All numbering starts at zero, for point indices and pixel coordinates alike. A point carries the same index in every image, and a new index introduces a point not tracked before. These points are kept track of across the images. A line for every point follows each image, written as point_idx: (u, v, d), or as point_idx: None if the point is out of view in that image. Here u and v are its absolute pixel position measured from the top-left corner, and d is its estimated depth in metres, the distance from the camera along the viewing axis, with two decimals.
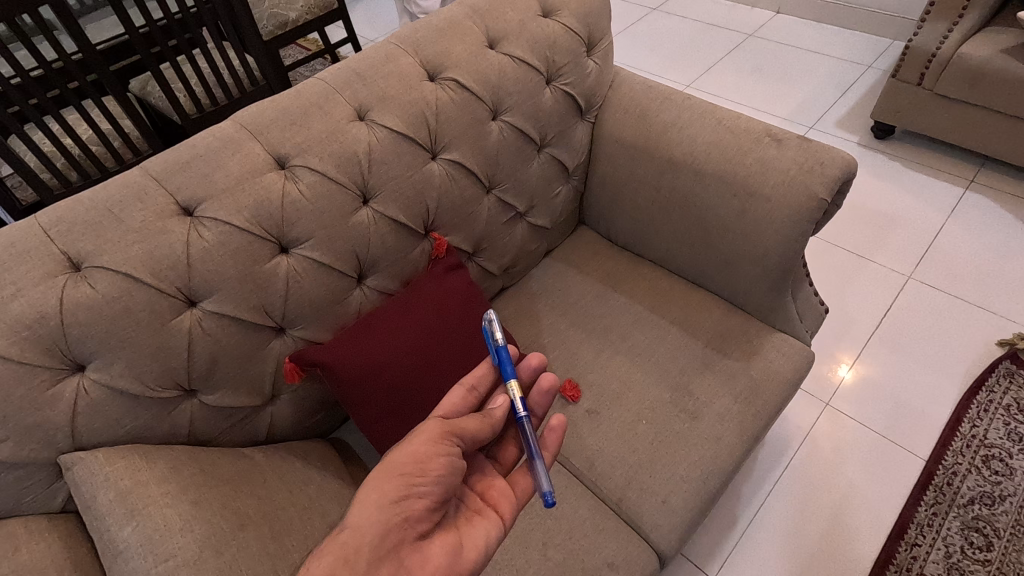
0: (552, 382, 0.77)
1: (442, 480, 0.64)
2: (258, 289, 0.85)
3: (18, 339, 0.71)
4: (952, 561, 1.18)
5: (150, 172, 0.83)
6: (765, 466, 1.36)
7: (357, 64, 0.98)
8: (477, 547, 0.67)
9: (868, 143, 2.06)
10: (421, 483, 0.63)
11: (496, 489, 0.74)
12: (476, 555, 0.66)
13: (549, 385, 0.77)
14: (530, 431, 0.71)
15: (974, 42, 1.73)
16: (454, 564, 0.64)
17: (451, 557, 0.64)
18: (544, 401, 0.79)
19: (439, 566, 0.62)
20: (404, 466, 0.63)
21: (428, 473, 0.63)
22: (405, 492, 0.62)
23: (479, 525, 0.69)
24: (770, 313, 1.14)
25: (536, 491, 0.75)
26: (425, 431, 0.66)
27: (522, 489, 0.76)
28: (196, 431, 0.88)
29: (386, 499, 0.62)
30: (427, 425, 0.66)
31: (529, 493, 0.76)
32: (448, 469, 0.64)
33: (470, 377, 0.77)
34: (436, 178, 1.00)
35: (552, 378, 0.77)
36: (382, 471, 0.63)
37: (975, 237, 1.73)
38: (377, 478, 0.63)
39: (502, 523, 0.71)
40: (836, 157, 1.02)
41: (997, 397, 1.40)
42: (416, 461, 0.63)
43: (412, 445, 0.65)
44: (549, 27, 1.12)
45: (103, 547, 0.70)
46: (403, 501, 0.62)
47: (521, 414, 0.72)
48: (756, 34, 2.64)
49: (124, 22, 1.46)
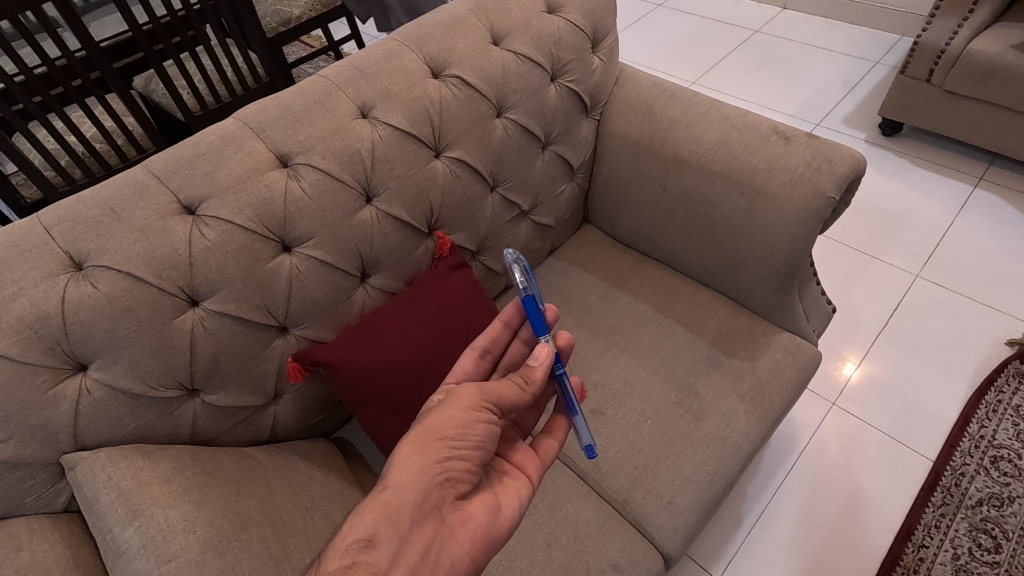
0: (569, 341, 0.79)
1: (480, 442, 0.66)
2: (261, 288, 0.85)
3: (19, 339, 0.71)
4: (960, 563, 1.17)
5: (152, 171, 0.82)
6: (771, 465, 1.35)
7: (360, 61, 0.97)
8: (512, 506, 0.70)
9: (875, 140, 2.05)
10: (461, 446, 0.65)
11: (524, 453, 0.77)
12: (512, 513, 0.69)
13: (566, 343, 0.79)
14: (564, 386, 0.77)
15: (984, 38, 1.71)
16: (493, 523, 0.67)
17: (489, 516, 0.67)
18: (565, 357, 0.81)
19: (478, 525, 0.65)
20: (443, 429, 0.64)
21: (468, 438, 0.65)
22: (445, 454, 0.64)
23: (512, 485, 0.72)
24: (777, 313, 1.12)
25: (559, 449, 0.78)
26: (463, 396, 0.66)
27: (547, 452, 0.79)
28: (198, 431, 0.87)
29: (426, 461, 0.63)
30: (465, 389, 0.67)
31: (553, 456, 0.79)
32: (487, 433, 0.66)
33: (482, 343, 0.81)
34: (440, 176, 1.00)
35: (569, 338, 0.79)
36: (421, 434, 0.64)
37: (984, 235, 1.72)
38: (415, 440, 0.64)
39: (531, 484, 0.74)
40: (845, 154, 1.00)
41: (1006, 397, 1.38)
42: (456, 425, 0.65)
43: (450, 409, 0.66)
44: (554, 23, 1.11)
45: (105, 547, 0.70)
46: (443, 463, 0.64)
47: (560, 370, 0.76)
48: (762, 30, 2.62)
49: (128, 19, 1.46)
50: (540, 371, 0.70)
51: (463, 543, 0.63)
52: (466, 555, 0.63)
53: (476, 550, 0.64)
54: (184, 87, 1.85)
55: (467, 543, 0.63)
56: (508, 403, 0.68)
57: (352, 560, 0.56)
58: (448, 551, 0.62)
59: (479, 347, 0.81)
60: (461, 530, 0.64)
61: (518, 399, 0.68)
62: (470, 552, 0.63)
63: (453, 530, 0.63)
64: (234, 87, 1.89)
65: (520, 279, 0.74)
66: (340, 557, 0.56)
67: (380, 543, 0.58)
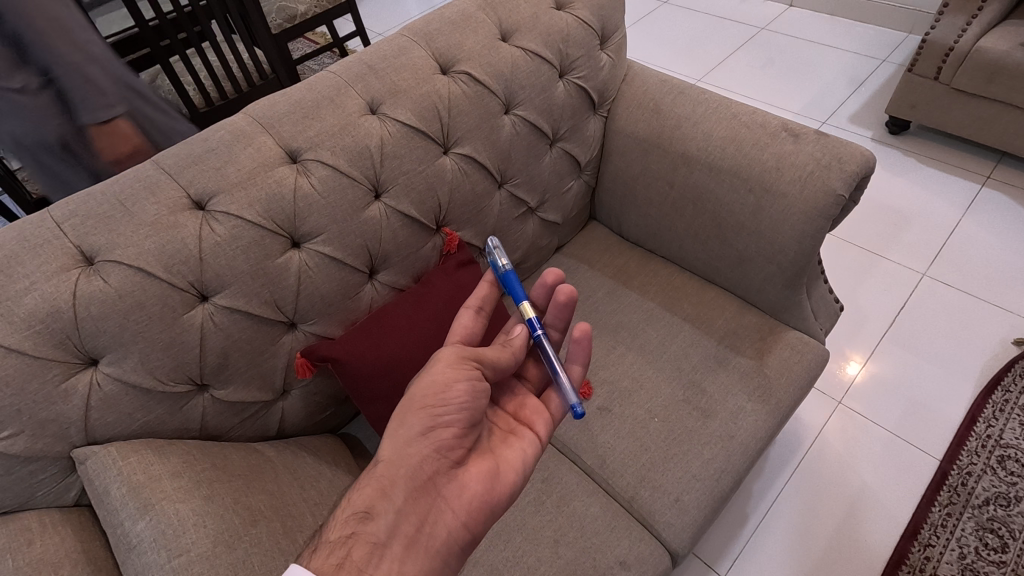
0: (571, 294, 0.77)
1: (465, 407, 0.67)
2: (270, 284, 0.85)
3: (31, 332, 0.71)
4: (966, 562, 1.17)
5: (161, 166, 0.83)
6: (774, 464, 1.36)
7: (369, 58, 0.97)
8: (514, 467, 0.72)
9: (882, 138, 2.04)
10: (446, 413, 0.67)
11: (528, 409, 0.79)
12: (514, 476, 0.72)
13: (567, 298, 0.78)
14: (547, 347, 0.76)
15: (993, 36, 1.70)
16: (492, 491, 0.69)
17: (489, 483, 0.69)
18: (563, 316, 0.80)
19: (475, 493, 0.68)
20: (424, 397, 0.66)
21: (451, 403, 0.67)
22: (431, 424, 0.66)
23: (514, 446, 0.75)
24: (784, 311, 1.12)
25: (567, 408, 0.79)
26: (443, 358, 0.68)
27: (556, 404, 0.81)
28: (207, 426, 0.87)
29: (413, 432, 0.66)
30: (446, 352, 0.69)
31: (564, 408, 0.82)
32: (470, 394, 0.67)
33: (474, 300, 0.79)
34: (447, 173, 0.99)
35: (570, 290, 0.77)
36: (406, 406, 0.67)
37: (992, 234, 1.71)
38: (402, 413, 0.67)
39: (537, 441, 0.76)
40: (856, 153, 1.00)
41: (1013, 397, 1.38)
42: (439, 393, 0.66)
43: (430, 375, 0.68)
44: (563, 20, 1.11)
45: (117, 541, 0.71)
46: (431, 432, 0.66)
47: (537, 331, 0.76)
48: (768, 27, 2.60)
49: (135, 15, 1.45)
50: (519, 339, 0.76)
51: (460, 512, 0.66)
52: (463, 524, 0.66)
53: (476, 517, 0.67)
54: (190, 84, 1.85)
55: (463, 512, 0.66)
56: (490, 359, 0.71)
57: (351, 530, 0.60)
58: (444, 520, 0.65)
59: (471, 305, 0.78)
60: (457, 499, 0.66)
61: (495, 357, 0.71)
62: (468, 520, 0.66)
63: (449, 501, 0.66)
64: (240, 84, 1.88)
65: (501, 258, 0.81)
66: (340, 527, 0.61)
67: (377, 514, 0.62)
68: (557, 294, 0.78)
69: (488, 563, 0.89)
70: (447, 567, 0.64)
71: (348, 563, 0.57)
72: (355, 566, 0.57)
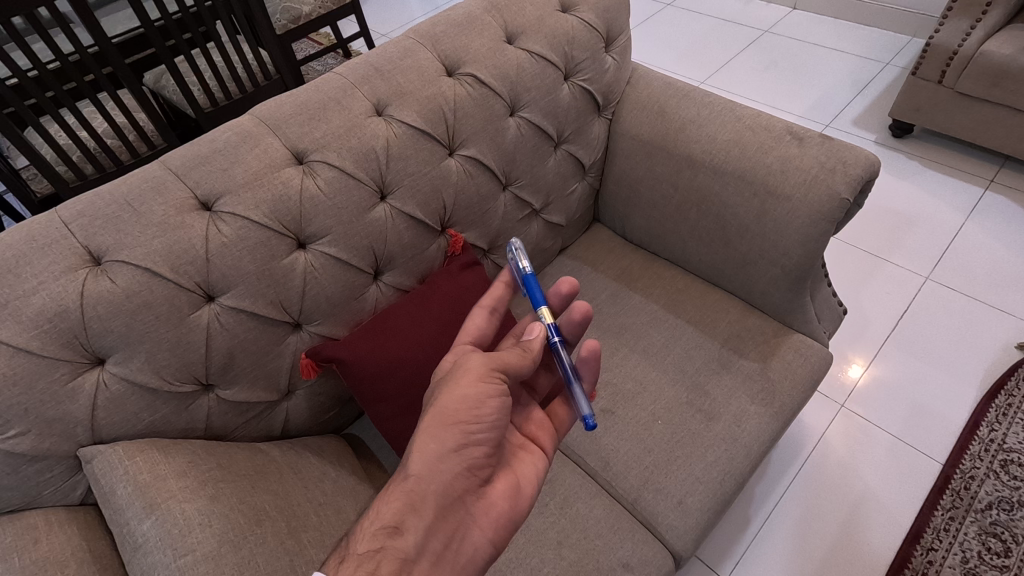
0: (586, 312, 0.78)
1: (494, 424, 0.68)
2: (276, 284, 0.85)
3: (39, 332, 0.71)
4: (969, 566, 1.16)
5: (168, 166, 0.83)
6: (777, 466, 1.36)
7: (375, 60, 0.98)
8: (531, 481, 0.74)
9: (886, 141, 2.04)
10: (477, 429, 0.66)
11: (539, 421, 0.81)
12: (530, 489, 0.74)
13: (582, 316, 0.79)
14: (564, 357, 0.76)
15: (997, 40, 1.70)
16: (514, 507, 0.71)
17: (510, 499, 0.71)
18: (577, 331, 0.80)
19: (501, 511, 0.69)
20: (457, 412, 0.65)
21: (483, 420, 0.66)
22: (461, 439, 0.66)
23: (529, 459, 0.76)
24: (788, 314, 1.12)
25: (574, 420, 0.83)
26: (472, 370, 0.67)
27: (562, 416, 0.84)
28: (212, 425, 0.88)
29: (443, 448, 0.65)
30: (472, 362, 0.68)
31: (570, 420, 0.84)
32: (500, 410, 0.68)
33: (490, 300, 0.79)
34: (453, 174, 1.00)
35: (586, 308, 0.78)
36: (437, 421, 0.65)
37: (995, 238, 1.71)
38: (431, 428, 0.65)
39: (547, 452, 0.79)
40: (860, 157, 1.00)
41: (1017, 400, 1.37)
42: (469, 407, 0.66)
43: (461, 388, 0.66)
44: (568, 23, 1.11)
45: (123, 540, 0.71)
46: (461, 448, 0.66)
47: (555, 340, 0.75)
48: (772, 29, 2.61)
49: (139, 14, 1.44)
50: (536, 343, 0.73)
51: (485, 529, 0.68)
52: (488, 541, 0.68)
53: (499, 533, 0.69)
54: (194, 83, 1.86)
55: (488, 529, 0.68)
56: (515, 369, 0.70)
57: (380, 544, 0.60)
58: (470, 537, 0.66)
59: (487, 305, 0.79)
60: (483, 517, 0.68)
61: (521, 365, 0.70)
62: (492, 536, 0.68)
63: (476, 518, 0.67)
64: (244, 84, 1.88)
65: (525, 261, 0.80)
66: (369, 540, 0.60)
67: (406, 529, 0.61)
68: (572, 311, 0.79)
69: (491, 564, 0.89)
70: None
71: None
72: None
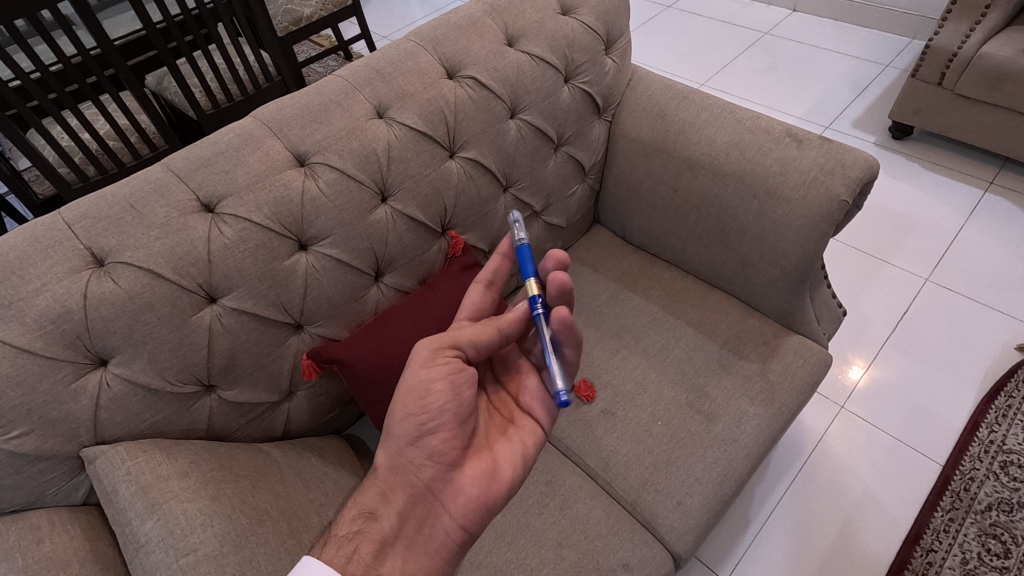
0: (563, 283, 0.70)
1: (444, 408, 0.69)
2: (278, 286, 0.86)
3: (43, 332, 0.72)
4: (968, 567, 1.16)
5: (171, 168, 0.84)
6: (777, 468, 1.36)
7: (376, 63, 0.98)
8: (512, 462, 0.75)
9: (885, 143, 2.04)
10: (429, 417, 0.69)
11: (530, 396, 0.80)
12: (512, 471, 0.74)
13: (561, 287, 0.71)
14: (544, 326, 0.73)
15: (996, 42, 1.71)
16: (488, 491, 0.71)
17: (483, 485, 0.71)
18: (563, 301, 0.73)
19: (472, 496, 0.70)
20: (405, 404, 0.69)
21: (431, 407, 0.68)
22: (416, 429, 0.69)
23: (513, 440, 0.77)
24: (787, 315, 1.13)
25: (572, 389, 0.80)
26: (417, 360, 0.70)
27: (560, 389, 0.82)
28: (214, 426, 0.88)
29: (401, 440, 0.69)
30: (418, 350, 0.70)
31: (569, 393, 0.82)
32: (448, 392, 0.69)
33: (486, 274, 0.79)
34: (453, 176, 1.00)
35: (562, 278, 0.70)
36: (393, 415, 0.70)
37: (995, 239, 1.71)
38: (390, 422, 0.70)
39: (535, 429, 0.78)
40: (859, 158, 1.00)
41: (1016, 402, 1.38)
42: (416, 397, 0.68)
43: (407, 378, 0.69)
44: (569, 25, 1.12)
45: (124, 540, 0.71)
46: (420, 438, 0.69)
47: (537, 309, 0.73)
48: (772, 32, 2.62)
49: (141, 17, 1.44)
50: (514, 314, 0.76)
51: (456, 516, 0.69)
52: (460, 527, 0.69)
53: (472, 518, 0.70)
54: (196, 86, 1.87)
55: (459, 515, 0.69)
56: (465, 342, 0.71)
57: (358, 527, 0.65)
58: (441, 524, 0.68)
59: (483, 279, 0.79)
60: (453, 503, 0.69)
61: (471, 337, 0.72)
62: (464, 522, 0.69)
63: (446, 505, 0.69)
64: (246, 86, 1.89)
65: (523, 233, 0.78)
66: (348, 524, 0.65)
67: (380, 516, 0.66)
68: (550, 283, 0.71)
69: (491, 564, 0.89)
70: (447, 566, 0.68)
71: (357, 556, 0.62)
72: (362, 563, 0.61)
